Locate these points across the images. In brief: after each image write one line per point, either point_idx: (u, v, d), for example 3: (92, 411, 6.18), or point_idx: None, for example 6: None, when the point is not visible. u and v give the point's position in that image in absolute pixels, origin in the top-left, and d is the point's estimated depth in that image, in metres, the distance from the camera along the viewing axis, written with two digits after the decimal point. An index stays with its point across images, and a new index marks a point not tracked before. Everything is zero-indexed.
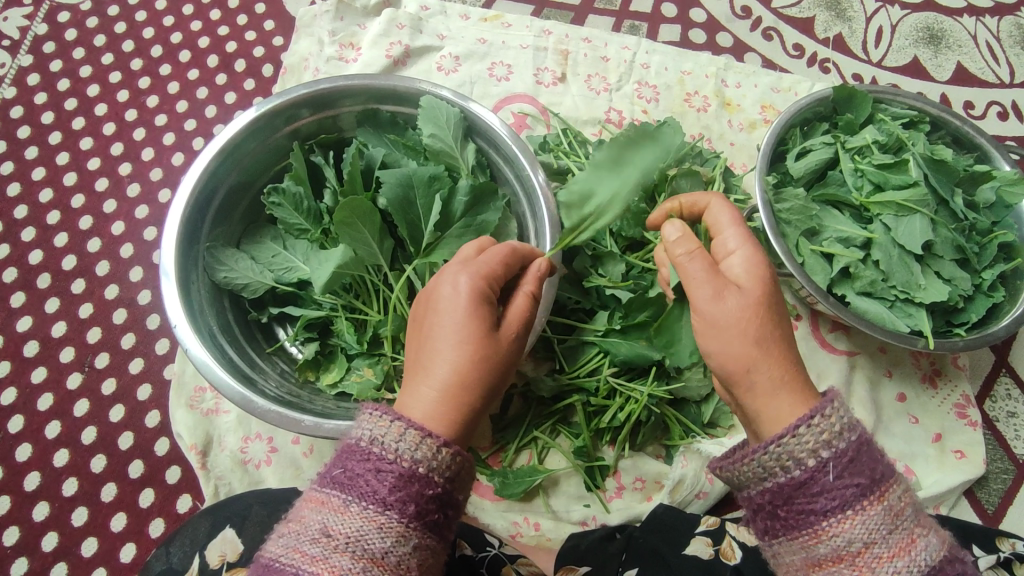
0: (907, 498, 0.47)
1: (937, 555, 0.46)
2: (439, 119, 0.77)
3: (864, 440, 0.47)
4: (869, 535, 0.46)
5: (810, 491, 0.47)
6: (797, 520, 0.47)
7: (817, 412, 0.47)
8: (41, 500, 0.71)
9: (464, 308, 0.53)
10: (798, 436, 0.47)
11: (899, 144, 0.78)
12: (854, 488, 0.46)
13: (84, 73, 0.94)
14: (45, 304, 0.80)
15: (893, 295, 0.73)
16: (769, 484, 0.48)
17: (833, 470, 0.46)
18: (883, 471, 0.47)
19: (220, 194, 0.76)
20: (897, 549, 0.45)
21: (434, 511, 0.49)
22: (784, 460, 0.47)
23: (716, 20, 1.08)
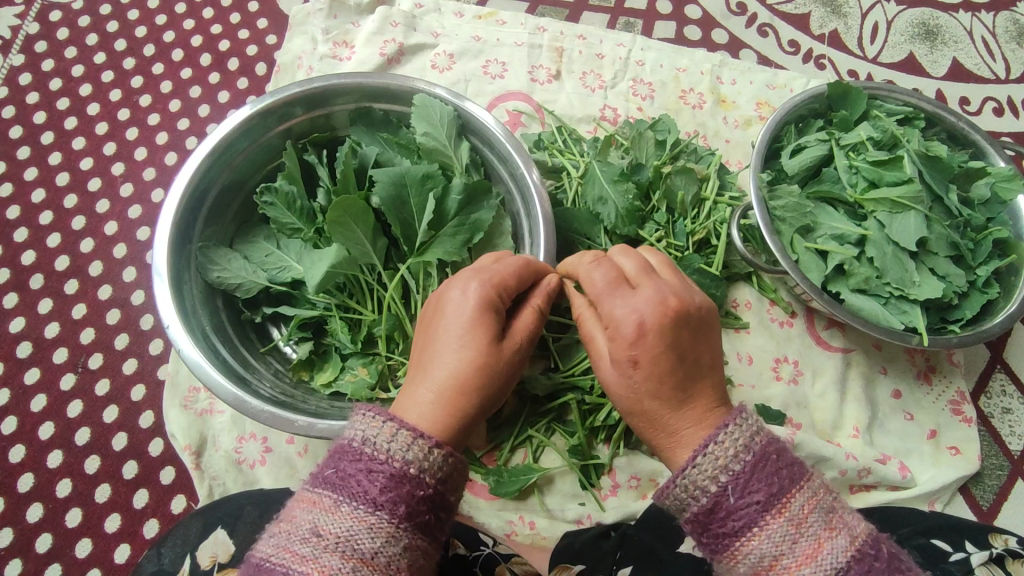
0: (811, 505, 0.48)
1: (845, 556, 0.46)
2: (432, 118, 0.77)
3: (763, 456, 0.49)
4: (777, 548, 0.47)
5: (720, 516, 0.49)
6: (718, 543, 0.49)
7: (711, 440, 0.50)
8: (34, 502, 0.71)
9: (470, 314, 0.55)
10: (700, 465, 0.49)
11: (893, 141, 0.78)
12: (755, 503, 0.47)
13: (76, 72, 0.93)
14: (38, 305, 0.80)
15: (888, 292, 0.73)
16: (689, 513, 0.50)
17: (733, 491, 0.48)
18: (786, 477, 0.48)
19: (213, 193, 0.76)
20: (804, 558, 0.46)
21: (425, 512, 0.49)
22: (691, 489, 0.50)
23: (712, 16, 1.08)
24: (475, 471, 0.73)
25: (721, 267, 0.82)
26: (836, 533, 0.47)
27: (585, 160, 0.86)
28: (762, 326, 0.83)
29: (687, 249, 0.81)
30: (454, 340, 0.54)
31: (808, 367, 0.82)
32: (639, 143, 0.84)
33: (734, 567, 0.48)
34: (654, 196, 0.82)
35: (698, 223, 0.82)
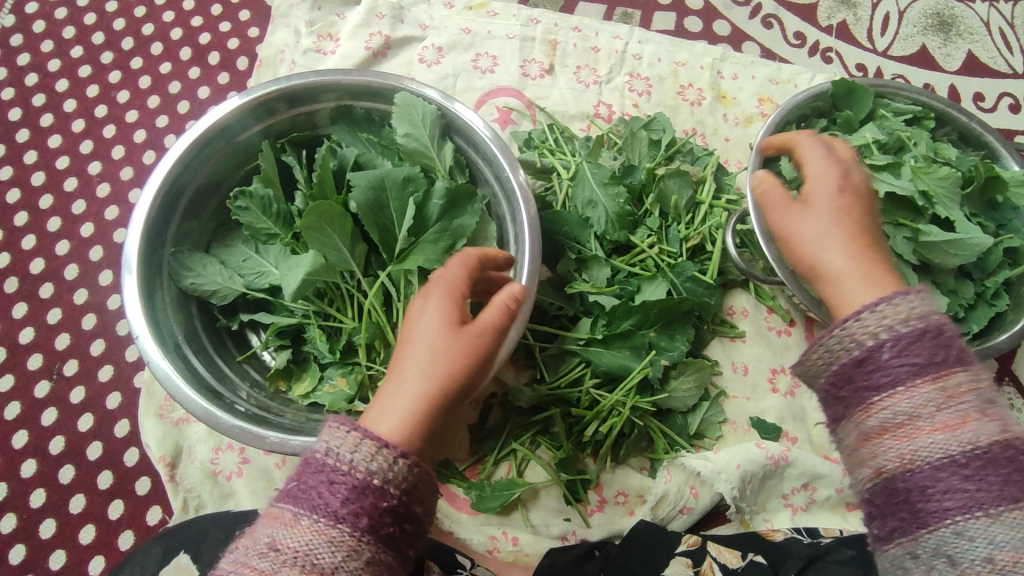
0: (970, 386, 0.49)
1: (987, 438, 0.48)
2: (414, 118, 0.74)
3: (929, 328, 0.50)
4: (917, 408, 0.49)
5: (868, 369, 0.50)
6: (852, 396, 0.52)
7: (882, 300, 0.51)
8: (8, 512, 0.70)
9: (438, 329, 0.51)
10: (860, 320, 0.51)
11: (900, 144, 0.74)
12: (913, 365, 0.49)
13: (54, 67, 0.90)
14: (12, 309, 0.78)
15: None
16: (831, 368, 0.53)
17: (890, 350, 0.50)
18: (948, 355, 0.50)
19: (188, 194, 0.73)
20: (941, 424, 0.48)
21: (389, 524, 0.46)
22: (847, 341, 0.52)
23: (714, 7, 1.03)
24: (457, 486, 0.72)
25: (716, 274, 0.79)
26: (989, 419, 0.49)
27: (576, 161, 0.82)
28: (758, 335, 0.80)
29: (681, 255, 0.78)
30: (425, 360, 0.50)
31: None
32: (632, 143, 0.81)
33: (861, 421, 0.51)
34: (647, 200, 0.78)
35: (692, 229, 0.79)
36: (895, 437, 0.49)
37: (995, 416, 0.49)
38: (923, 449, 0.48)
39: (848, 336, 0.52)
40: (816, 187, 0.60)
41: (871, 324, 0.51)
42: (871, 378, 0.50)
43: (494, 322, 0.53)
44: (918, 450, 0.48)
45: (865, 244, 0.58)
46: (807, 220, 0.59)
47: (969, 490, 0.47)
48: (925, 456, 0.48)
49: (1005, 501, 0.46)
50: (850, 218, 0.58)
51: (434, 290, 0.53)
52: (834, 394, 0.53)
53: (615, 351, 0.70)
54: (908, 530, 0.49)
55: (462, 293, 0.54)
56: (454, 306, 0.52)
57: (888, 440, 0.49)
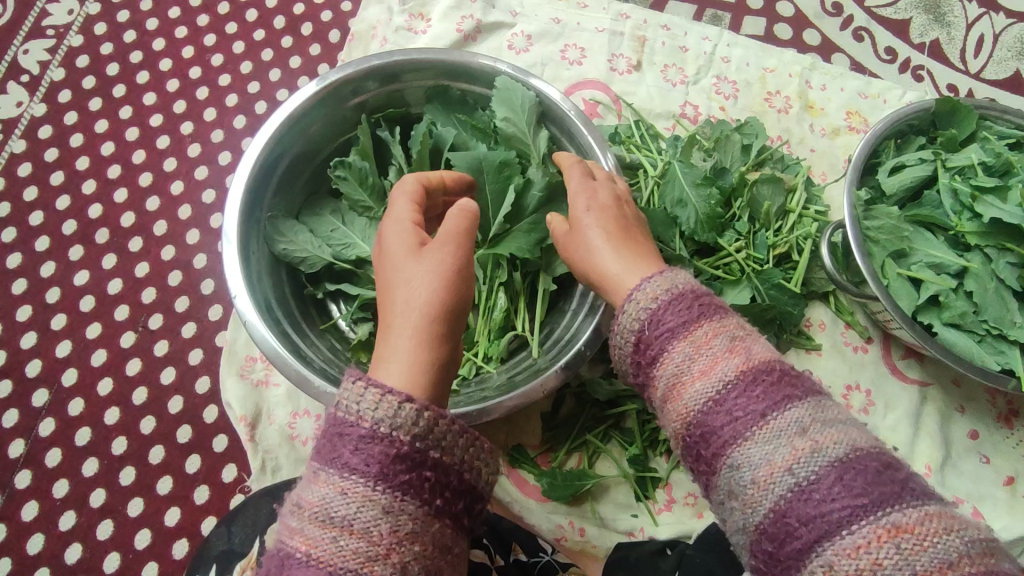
0: (717, 331, 0.50)
1: (735, 371, 0.48)
2: (512, 103, 0.73)
3: (680, 294, 0.52)
4: (679, 367, 0.50)
5: (643, 348, 0.53)
6: (641, 370, 0.54)
7: (640, 286, 0.54)
8: (91, 456, 0.73)
9: (437, 275, 0.51)
10: (627, 311, 0.54)
11: (1007, 167, 0.72)
12: (668, 330, 0.51)
13: (151, 26, 0.92)
14: (103, 261, 0.81)
15: (984, 329, 0.69)
16: (624, 355, 0.55)
17: (649, 327, 0.52)
18: (697, 311, 0.51)
19: (285, 160, 0.74)
20: (700, 372, 0.49)
21: (406, 472, 0.45)
22: (626, 333, 0.54)
23: (805, 16, 1.02)
24: (528, 471, 0.72)
25: (800, 284, 0.78)
26: (736, 355, 0.49)
27: (664, 159, 0.82)
28: (834, 350, 0.79)
29: (766, 262, 0.77)
30: (416, 299, 0.50)
31: (879, 398, 0.78)
32: (724, 146, 0.80)
33: (651, 393, 0.53)
34: (736, 204, 0.78)
35: (780, 237, 0.78)
36: (672, 399, 0.50)
37: (742, 350, 0.49)
38: (693, 400, 0.49)
39: (622, 329, 0.54)
40: (581, 196, 0.61)
41: (634, 313, 0.53)
42: (646, 355, 0.52)
43: (451, 230, 0.53)
44: (689, 404, 0.49)
45: (625, 238, 0.60)
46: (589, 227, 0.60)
47: (728, 421, 0.47)
48: (694, 405, 0.49)
49: (757, 420, 0.47)
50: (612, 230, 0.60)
51: (445, 242, 0.52)
52: (637, 380, 0.55)
53: None
54: (712, 470, 0.49)
55: (470, 244, 0.53)
56: (455, 260, 0.52)
57: (670, 404, 0.50)
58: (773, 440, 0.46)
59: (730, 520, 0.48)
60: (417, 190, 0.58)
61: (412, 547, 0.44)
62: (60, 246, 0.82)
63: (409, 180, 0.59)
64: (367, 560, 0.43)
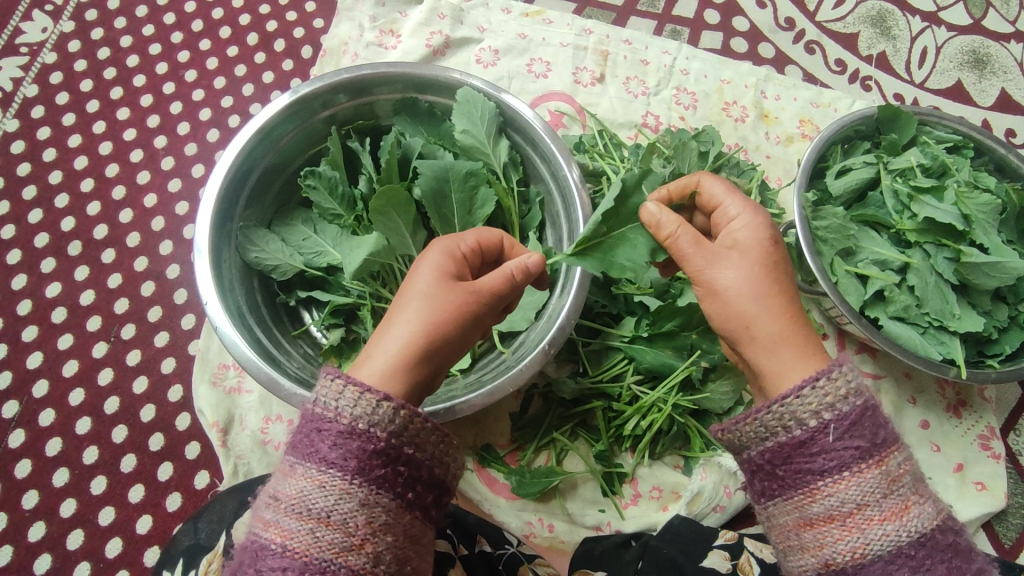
0: (907, 468, 0.52)
1: (929, 524, 0.51)
2: (473, 114, 0.76)
3: (868, 407, 0.52)
4: (863, 498, 0.50)
5: (810, 452, 0.52)
6: (794, 478, 0.52)
7: (823, 375, 0.52)
8: (62, 466, 0.74)
9: (450, 310, 0.52)
10: (802, 398, 0.52)
11: (943, 169, 0.77)
12: (853, 450, 0.51)
13: (125, 43, 0.94)
14: (75, 272, 0.82)
15: (926, 321, 0.73)
16: (769, 444, 0.53)
17: (833, 432, 0.51)
18: (886, 438, 0.52)
19: (257, 171, 0.76)
20: (888, 513, 0.50)
21: (381, 467, 0.47)
22: (785, 420, 0.52)
23: (759, 30, 1.07)
24: (497, 470, 0.74)
25: None
26: (920, 501, 0.52)
27: (626, 167, 0.85)
28: None
29: None
30: (412, 317, 0.52)
31: None
32: (682, 153, 0.82)
33: (804, 506, 0.52)
34: None
35: None
36: (843, 527, 0.51)
37: (928, 495, 0.53)
38: (874, 540, 0.50)
39: (784, 420, 0.52)
40: (744, 231, 0.57)
41: (812, 401, 0.51)
42: (815, 464, 0.51)
43: (492, 289, 0.54)
44: (867, 542, 0.50)
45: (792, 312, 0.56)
46: (727, 271, 0.56)
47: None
48: (875, 548, 0.50)
49: None
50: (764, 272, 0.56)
51: (475, 292, 0.53)
52: (769, 471, 0.54)
53: (658, 349, 0.70)
54: None
55: (494, 305, 0.55)
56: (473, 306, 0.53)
57: (833, 528, 0.51)
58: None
59: None
60: (494, 242, 0.59)
61: (384, 538, 0.47)
62: (32, 258, 0.82)
63: (494, 231, 0.60)
64: (341, 549, 0.46)
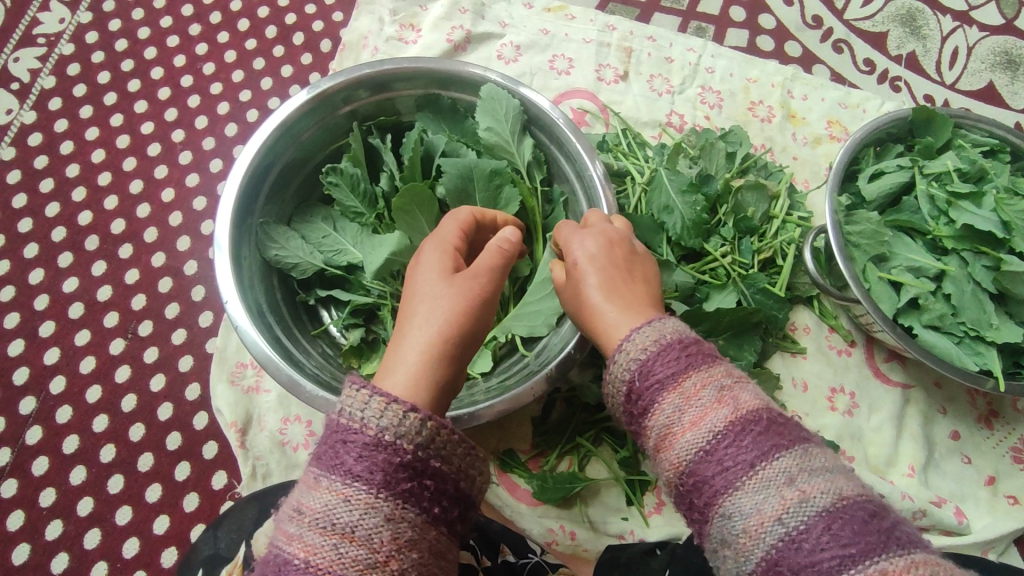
0: (705, 383, 0.48)
1: (726, 421, 0.46)
2: (497, 111, 0.74)
3: (684, 341, 0.50)
4: (669, 420, 0.48)
5: (635, 398, 0.50)
6: (636, 427, 0.51)
7: (633, 333, 0.52)
8: (78, 464, 0.73)
9: (462, 300, 0.54)
10: (622, 352, 0.51)
11: (981, 173, 0.74)
12: (658, 379, 0.49)
13: (143, 35, 0.93)
14: (92, 267, 0.81)
15: (962, 331, 0.70)
16: (616, 402, 0.53)
17: (642, 373, 0.50)
18: (693, 359, 0.49)
19: (277, 167, 0.74)
20: (691, 424, 0.47)
21: (407, 481, 0.46)
22: (618, 379, 0.51)
23: (786, 28, 1.05)
24: (519, 476, 0.73)
25: (785, 288, 0.79)
26: (723, 406, 0.47)
27: (651, 167, 0.83)
28: (819, 353, 0.81)
29: (751, 266, 0.79)
30: (427, 314, 0.53)
31: (864, 400, 0.80)
32: (709, 153, 0.81)
33: (645, 448, 0.51)
34: (721, 210, 0.79)
35: (765, 242, 0.80)
36: (665, 450, 0.48)
37: (733, 401, 0.47)
38: (684, 452, 0.47)
39: (615, 378, 0.52)
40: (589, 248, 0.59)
41: (623, 365, 0.51)
42: (638, 405, 0.50)
43: (490, 265, 0.57)
44: (681, 457, 0.47)
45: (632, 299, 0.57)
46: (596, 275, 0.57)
47: (722, 471, 0.46)
48: (687, 456, 0.47)
49: (746, 470, 0.45)
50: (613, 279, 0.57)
51: (479, 273, 0.56)
52: (629, 429, 0.53)
53: None
54: (704, 520, 0.47)
55: (499, 282, 0.57)
56: (483, 292, 0.55)
57: (662, 455, 0.48)
58: (763, 489, 0.44)
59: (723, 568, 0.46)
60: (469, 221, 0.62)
61: (410, 554, 0.45)
62: (49, 253, 0.82)
63: (463, 212, 0.63)
64: (366, 567, 0.44)
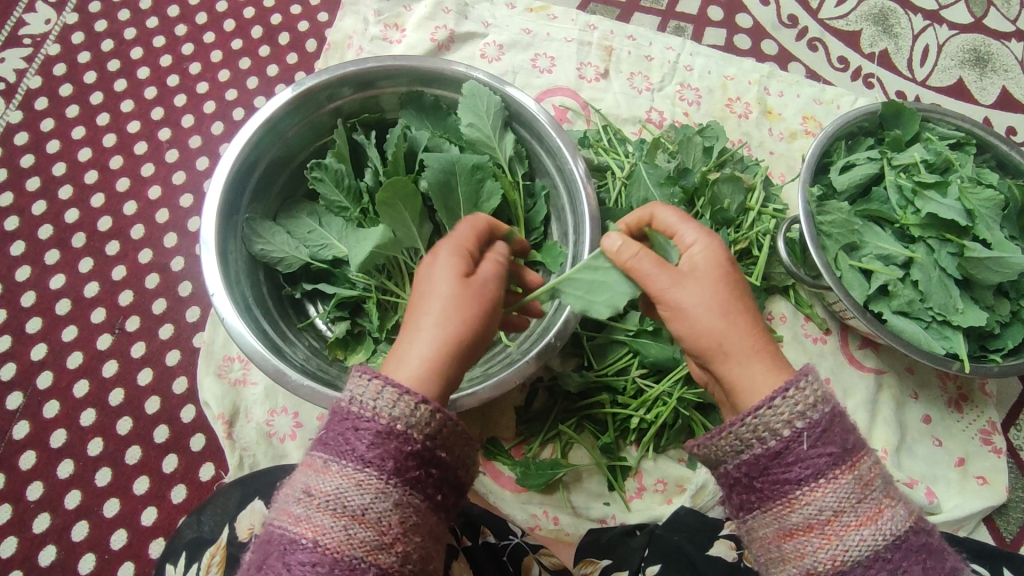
0: (878, 471, 0.50)
1: (902, 525, 0.49)
2: (479, 108, 0.76)
3: (838, 413, 0.50)
4: (839, 504, 0.48)
5: (786, 461, 0.49)
6: (772, 490, 0.50)
7: (792, 384, 0.50)
8: (66, 458, 0.74)
9: (467, 306, 0.52)
10: (775, 407, 0.49)
11: (947, 165, 0.77)
12: (827, 456, 0.49)
13: (129, 35, 0.94)
14: (79, 264, 0.81)
15: (929, 316, 0.73)
16: (746, 457, 0.50)
17: (807, 440, 0.49)
18: (856, 441, 0.50)
19: (262, 164, 0.76)
20: (865, 517, 0.48)
21: (415, 469, 0.48)
22: (760, 431, 0.50)
23: (762, 27, 1.07)
24: (503, 463, 0.74)
25: (761, 278, 0.82)
26: (895, 503, 0.49)
27: (631, 162, 0.85)
28: (795, 341, 0.83)
29: None
30: (438, 314, 0.52)
31: (839, 386, 0.82)
32: (687, 148, 0.83)
33: (783, 516, 0.49)
34: (698, 203, 0.81)
35: (741, 232, 0.82)
36: (822, 535, 0.48)
37: (902, 498, 0.50)
38: (853, 546, 0.48)
39: (760, 430, 0.50)
40: (701, 257, 0.55)
41: (785, 411, 0.49)
42: (791, 473, 0.49)
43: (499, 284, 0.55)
44: (848, 548, 0.48)
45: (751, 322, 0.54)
46: (690, 293, 0.53)
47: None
48: (855, 552, 0.48)
49: None
50: (726, 296, 0.54)
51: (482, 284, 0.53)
52: (748, 483, 0.51)
53: (665, 344, 0.71)
54: None
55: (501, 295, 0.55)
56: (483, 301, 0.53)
57: (817, 538, 0.48)
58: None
59: None
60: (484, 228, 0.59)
61: (413, 538, 0.47)
62: (36, 250, 0.82)
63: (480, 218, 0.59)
64: (373, 548, 0.46)
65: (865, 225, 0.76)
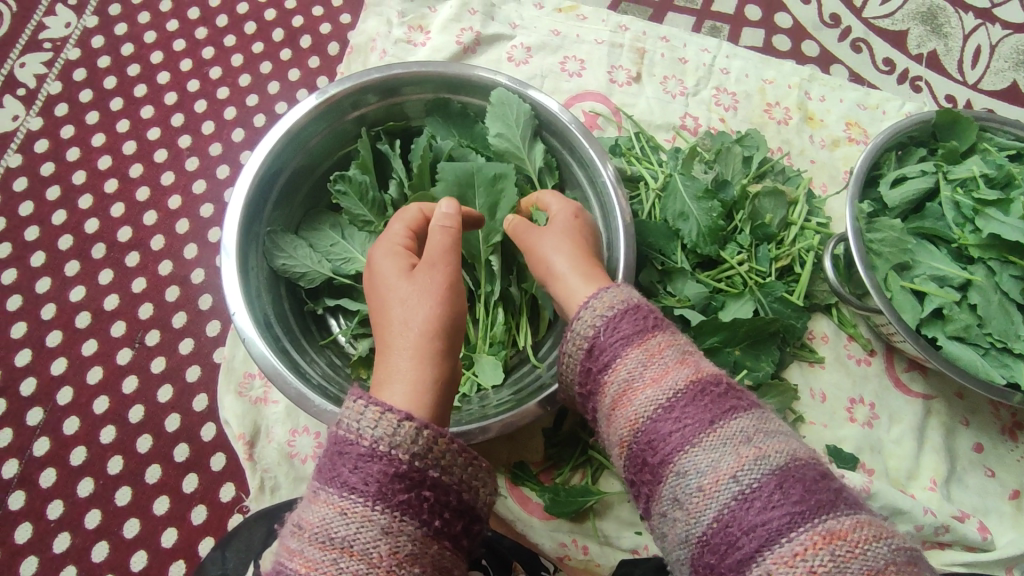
0: (668, 343, 0.52)
1: (686, 382, 0.50)
2: (508, 117, 0.72)
3: (632, 306, 0.55)
4: (631, 374, 0.52)
5: (597, 355, 0.54)
6: (593, 380, 0.55)
7: (596, 295, 0.56)
8: (86, 476, 0.72)
9: (432, 301, 0.54)
10: (582, 318, 0.56)
11: (1009, 179, 0.71)
12: (622, 337, 0.53)
13: (149, 39, 0.92)
14: (99, 275, 0.80)
15: (988, 342, 0.68)
16: (577, 363, 0.56)
17: (604, 332, 0.54)
18: (646, 324, 0.53)
19: (284, 175, 0.73)
20: (651, 379, 0.51)
21: (404, 493, 0.45)
22: (579, 342, 0.56)
23: (803, 27, 1.02)
24: (530, 489, 0.71)
25: (803, 297, 0.77)
26: (686, 366, 0.51)
27: (665, 172, 0.81)
28: (838, 362, 0.79)
29: (769, 274, 0.77)
30: (414, 326, 0.53)
31: (884, 411, 0.77)
32: (725, 157, 0.79)
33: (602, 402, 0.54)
34: (737, 216, 0.77)
35: (783, 249, 0.78)
36: (621, 406, 0.51)
37: (694, 362, 0.52)
38: (642, 408, 0.50)
39: (575, 337, 0.56)
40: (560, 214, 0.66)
41: (589, 320, 0.55)
42: (598, 361, 0.54)
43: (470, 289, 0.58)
44: (637, 411, 0.50)
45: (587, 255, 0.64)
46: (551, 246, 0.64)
47: (676, 429, 0.49)
48: (644, 412, 0.50)
49: (705, 428, 0.48)
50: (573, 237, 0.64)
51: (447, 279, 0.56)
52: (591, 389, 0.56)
53: None
54: (657, 480, 0.49)
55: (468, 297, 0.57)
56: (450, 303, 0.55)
57: (620, 410, 0.51)
58: (720, 447, 0.47)
59: (673, 531, 0.48)
60: (417, 219, 0.62)
61: (410, 569, 0.44)
62: (56, 261, 0.81)
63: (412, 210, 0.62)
64: None
65: (919, 244, 0.71)
